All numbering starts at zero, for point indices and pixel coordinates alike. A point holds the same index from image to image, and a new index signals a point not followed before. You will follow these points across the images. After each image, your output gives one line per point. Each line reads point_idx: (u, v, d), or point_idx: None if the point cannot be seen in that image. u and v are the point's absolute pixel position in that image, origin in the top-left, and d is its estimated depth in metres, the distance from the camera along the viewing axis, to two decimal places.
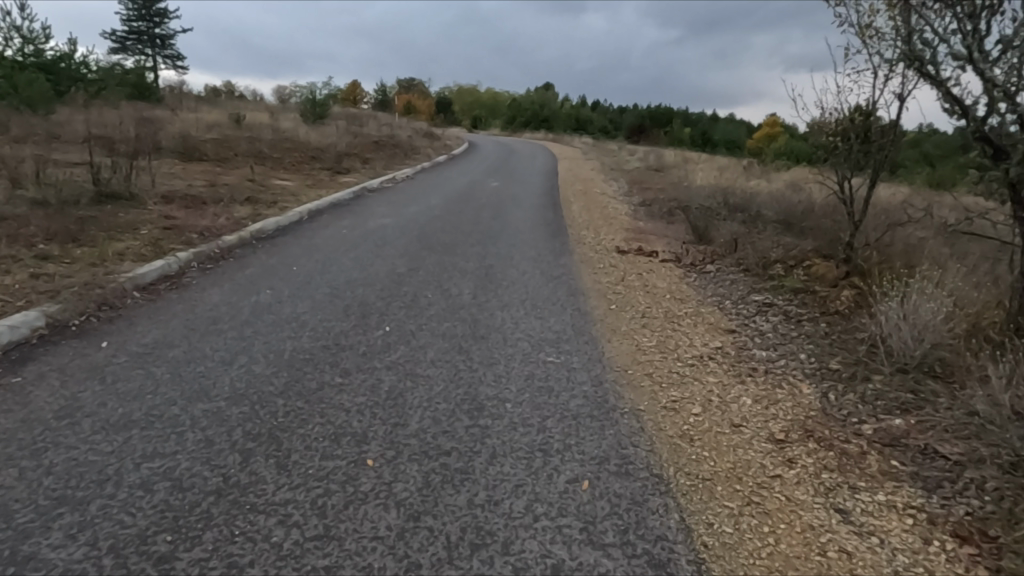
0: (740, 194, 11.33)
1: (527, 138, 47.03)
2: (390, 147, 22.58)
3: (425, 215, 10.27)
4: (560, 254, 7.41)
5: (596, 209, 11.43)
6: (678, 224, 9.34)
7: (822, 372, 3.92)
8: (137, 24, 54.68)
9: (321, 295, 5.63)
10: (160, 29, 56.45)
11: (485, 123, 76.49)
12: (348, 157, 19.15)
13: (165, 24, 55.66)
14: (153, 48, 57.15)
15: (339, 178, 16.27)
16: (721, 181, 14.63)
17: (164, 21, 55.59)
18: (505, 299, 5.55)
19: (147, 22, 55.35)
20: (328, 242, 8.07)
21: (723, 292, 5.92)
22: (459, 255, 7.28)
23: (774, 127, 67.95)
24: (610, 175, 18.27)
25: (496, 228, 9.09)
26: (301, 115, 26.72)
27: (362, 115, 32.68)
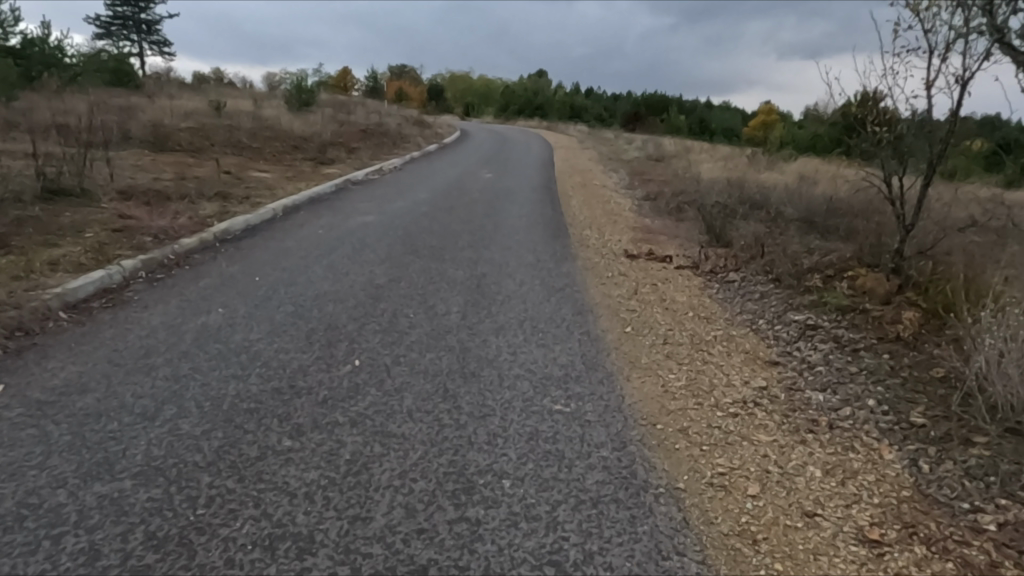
0: (754, 188, 10.45)
1: (522, 127, 46.00)
2: (379, 137, 21.61)
3: (411, 213, 9.38)
4: (561, 260, 6.56)
5: (597, 205, 10.55)
6: (690, 223, 8.48)
7: (904, 429, 3.09)
8: (122, 9, 53.24)
9: (282, 316, 4.76)
10: (146, 14, 54.99)
11: (478, 111, 75.25)
12: (334, 147, 18.17)
13: (150, 9, 54.21)
14: (138, 34, 55.64)
15: (323, 170, 15.33)
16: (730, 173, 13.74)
17: (149, 5, 54.13)
18: (500, 320, 4.68)
19: (132, 7, 53.89)
20: (301, 246, 7.18)
21: (753, 309, 5.08)
22: (447, 262, 6.40)
23: (770, 116, 67.06)
24: (609, 166, 17.38)
25: (490, 228, 8.20)
26: (286, 103, 25.63)
27: (352, 103, 31.58)
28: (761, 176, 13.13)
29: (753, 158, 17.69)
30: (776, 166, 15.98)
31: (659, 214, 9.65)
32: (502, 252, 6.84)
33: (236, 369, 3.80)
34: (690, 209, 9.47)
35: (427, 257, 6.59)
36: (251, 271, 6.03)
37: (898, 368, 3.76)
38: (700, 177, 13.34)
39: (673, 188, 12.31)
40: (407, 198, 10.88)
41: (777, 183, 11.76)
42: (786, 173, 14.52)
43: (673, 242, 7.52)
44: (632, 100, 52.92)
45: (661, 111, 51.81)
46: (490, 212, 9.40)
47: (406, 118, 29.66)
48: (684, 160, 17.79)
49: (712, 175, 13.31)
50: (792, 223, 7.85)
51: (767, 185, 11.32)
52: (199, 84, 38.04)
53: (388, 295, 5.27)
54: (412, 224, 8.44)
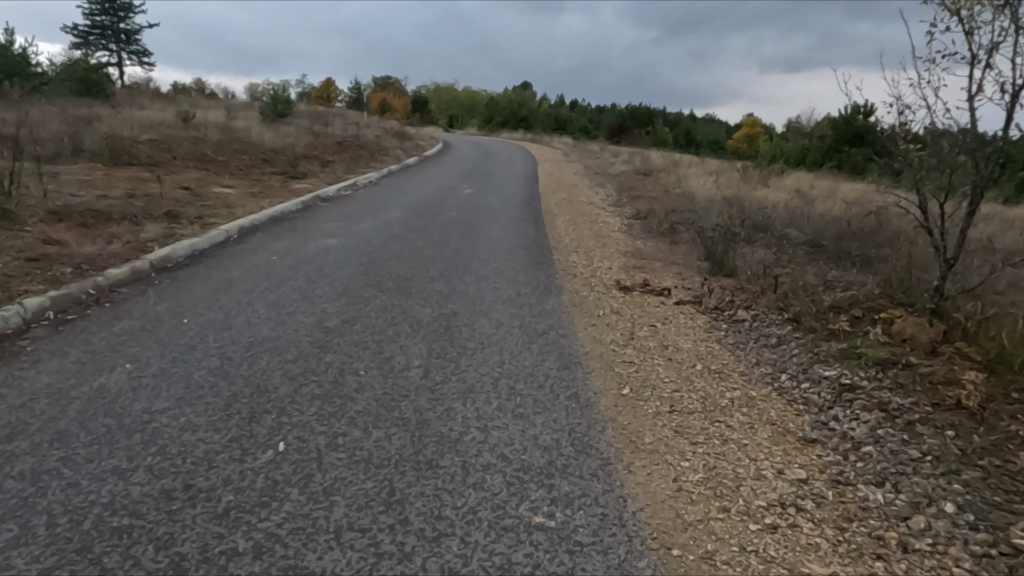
0: (752, 207, 9.72)
1: (506, 138, 45.42)
2: (357, 149, 20.78)
3: (380, 235, 8.52)
4: (545, 293, 5.75)
5: (583, 224, 9.75)
6: (686, 248, 7.71)
7: (1008, 563, 2.30)
8: (100, 19, 52.24)
9: (203, 373, 3.89)
10: (125, 24, 54.03)
11: (462, 123, 74.72)
12: (307, 160, 17.29)
13: (131, 20, 53.32)
14: (116, 44, 54.50)
15: (293, 184, 14.45)
16: (722, 190, 13.03)
17: (129, 16, 53.21)
18: (469, 378, 3.85)
19: (111, 17, 52.90)
20: (249, 276, 6.30)
21: (773, 359, 4.29)
22: (413, 297, 5.56)
23: (754, 128, 67.19)
24: (596, 180, 16.66)
25: (465, 253, 7.36)
26: (261, 114, 24.73)
27: (332, 114, 30.73)
28: (756, 192, 12.44)
29: (743, 173, 17.04)
30: (769, 182, 15.34)
31: (651, 236, 8.88)
32: (477, 284, 6.00)
33: (125, 455, 2.94)
34: (685, 231, 8.72)
35: (392, 291, 5.74)
36: (182, 310, 5.15)
37: (968, 452, 2.99)
38: (691, 194, 12.63)
39: (664, 206, 11.56)
40: (378, 217, 10.02)
41: (774, 201, 11.06)
42: (780, 189, 13.86)
43: (670, 271, 6.72)
44: (616, 112, 52.53)
45: (645, 123, 51.46)
46: (467, 234, 8.58)
47: (386, 130, 28.85)
48: (673, 175, 17.12)
49: (704, 192, 12.60)
50: (800, 249, 7.10)
51: (764, 204, 10.60)
52: (175, 94, 37.01)
53: (337, 343, 4.42)
54: (380, 250, 7.58)
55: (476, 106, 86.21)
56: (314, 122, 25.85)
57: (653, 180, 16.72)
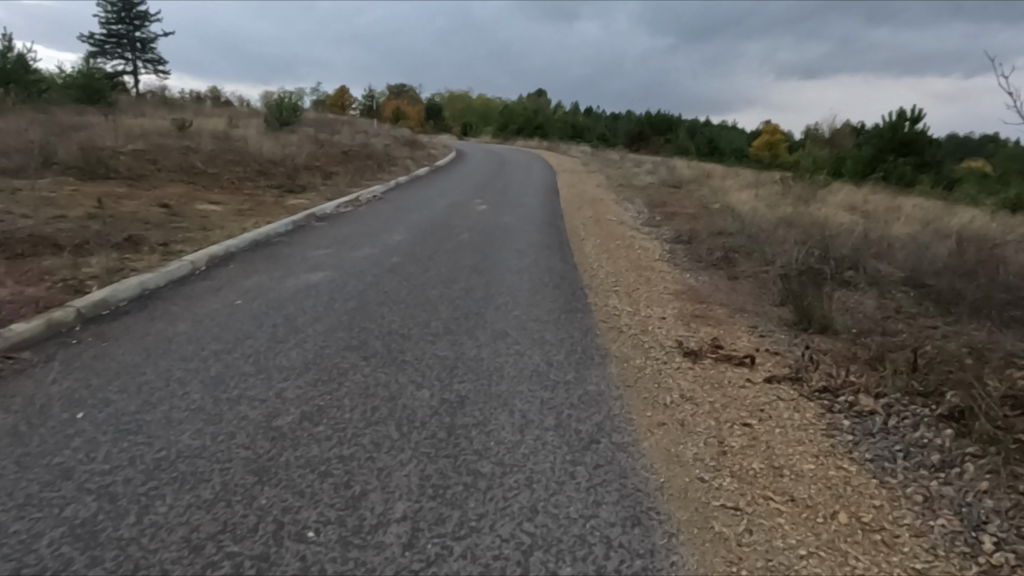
0: (818, 232, 8.14)
1: (521, 146, 44.05)
2: (363, 159, 19.47)
3: (375, 267, 7.07)
4: (585, 362, 4.27)
5: (617, 251, 8.25)
6: (753, 290, 6.18)
7: None
8: (116, 27, 51.66)
9: (57, 535, 2.44)
10: (140, 33, 53.45)
11: (475, 130, 73.51)
12: (307, 171, 15.96)
13: (146, 28, 52.76)
14: (131, 52, 53.78)
15: (289, 199, 13.09)
16: (769, 207, 11.47)
17: (145, 24, 52.68)
18: (481, 550, 2.38)
19: (127, 25, 52.36)
20: (201, 331, 4.86)
21: (953, 501, 2.77)
22: (406, 370, 4.10)
23: (776, 136, 65.40)
24: (621, 194, 15.19)
25: (476, 296, 5.88)
26: (264, 123, 23.50)
27: (341, 122, 29.50)
28: (810, 210, 10.88)
29: (782, 186, 15.47)
30: (816, 196, 13.75)
31: (702, 269, 7.35)
32: (492, 347, 4.53)
33: None
34: (744, 264, 7.18)
35: (380, 360, 4.27)
36: (87, 393, 3.72)
37: None
38: (734, 212, 11.07)
39: (705, 227, 10.02)
40: (377, 242, 8.58)
41: (836, 221, 9.50)
42: (833, 205, 12.27)
43: (742, 325, 5.20)
44: (634, 119, 51.06)
45: (664, 131, 49.97)
46: (483, 266, 7.12)
47: (396, 139, 27.54)
48: (706, 189, 15.59)
49: (749, 209, 11.05)
50: (902, 294, 5.59)
51: (828, 225, 9.02)
52: (184, 102, 36.10)
53: (284, 465, 2.95)
54: (372, 289, 6.13)
55: (490, 113, 85.06)
56: (320, 130, 24.60)
57: (683, 193, 15.21)
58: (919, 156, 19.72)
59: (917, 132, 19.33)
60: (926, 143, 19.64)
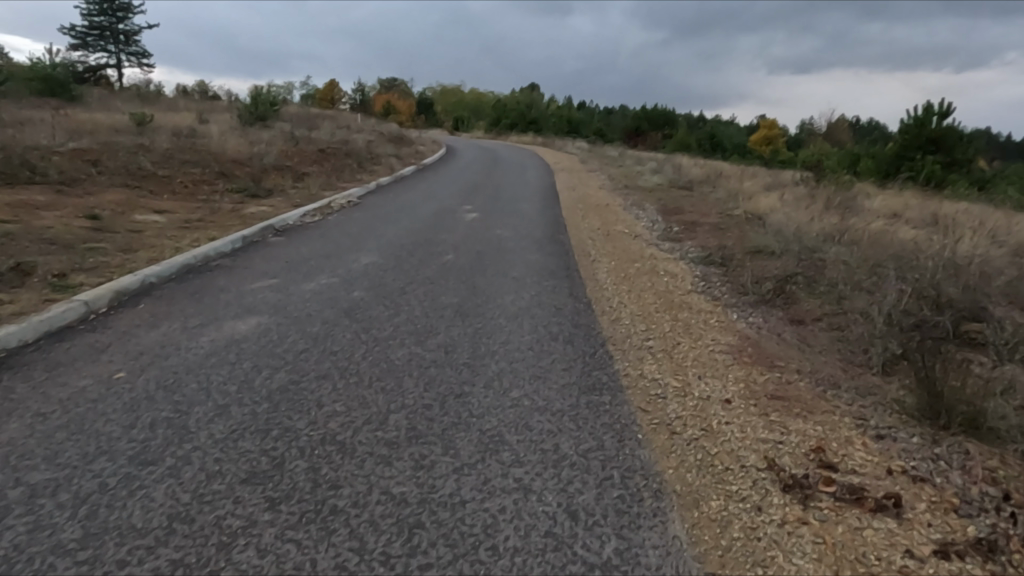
0: (890, 257, 6.51)
1: (513, 142, 42.37)
2: (342, 158, 17.80)
3: (328, 308, 5.40)
4: (629, 509, 2.65)
5: (639, 280, 6.59)
6: (836, 353, 4.55)
7: None
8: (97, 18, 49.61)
9: None
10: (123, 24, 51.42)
11: (467, 124, 71.75)
12: (277, 173, 14.27)
13: (128, 19, 50.74)
14: (114, 44, 51.73)
15: (249, 206, 11.41)
16: (806, 217, 9.85)
17: (128, 15, 50.68)
18: None
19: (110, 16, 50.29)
20: (36, 437, 3.19)
21: None
22: (333, 538, 2.46)
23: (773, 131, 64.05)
24: (628, 197, 13.60)
25: (459, 361, 4.23)
26: (238, 117, 22.43)
27: (323, 117, 27.71)
28: (857, 222, 9.27)
29: (807, 191, 13.86)
30: (850, 203, 12.15)
31: (753, 309, 5.71)
32: (478, 475, 2.88)
33: None
34: (808, 304, 5.54)
35: (297, 511, 2.62)
36: None
37: None
38: (766, 225, 9.45)
39: (737, 245, 8.38)
40: (341, 267, 6.91)
41: (894, 236, 7.92)
42: (877, 214, 10.63)
43: (845, 416, 3.57)
44: (631, 114, 49.43)
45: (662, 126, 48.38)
46: (470, 307, 5.46)
47: (381, 135, 25.75)
48: (722, 193, 13.99)
49: (784, 221, 9.41)
50: None
51: (893, 244, 7.39)
52: (162, 97, 34.23)
53: None
54: (317, 349, 4.46)
55: (483, 108, 83.11)
56: (298, 126, 22.82)
57: (697, 197, 13.58)
58: (948, 154, 18.15)
59: (946, 128, 17.77)
60: (956, 140, 18.07)
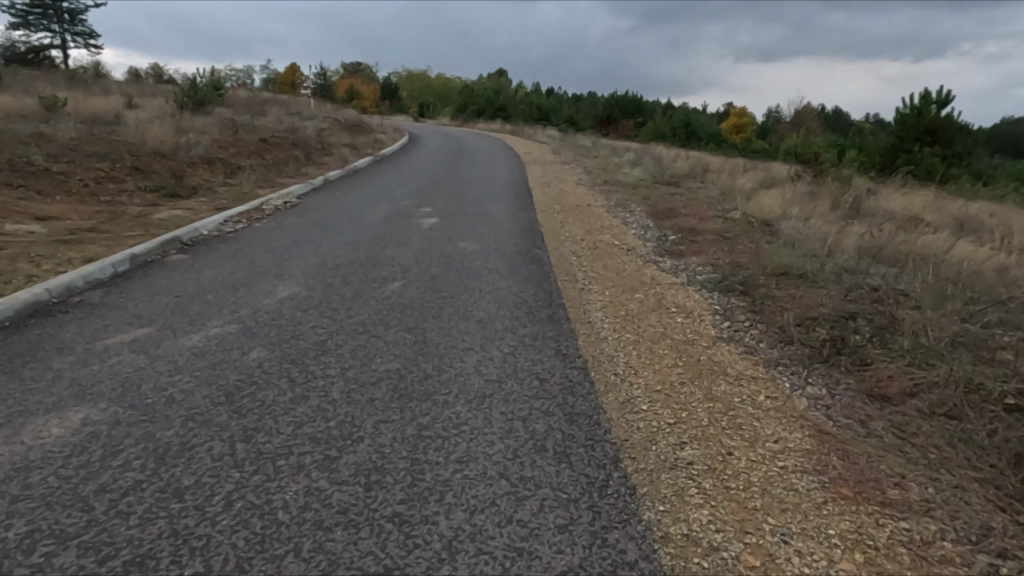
0: (967, 292, 5.02)
1: (482, 129, 40.63)
2: (288, 149, 15.86)
3: (204, 387, 3.66)
4: None
5: (645, 321, 4.97)
6: (968, 469, 3.00)
7: None
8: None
9: None
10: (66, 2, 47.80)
11: (433, 111, 69.58)
12: (206, 169, 12.32)
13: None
14: (58, 24, 48.11)
15: (162, 210, 9.49)
16: (824, 223, 8.38)
17: None
18: None
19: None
20: None
21: None
22: None
23: (744, 120, 63.50)
24: (609, 195, 12.00)
25: (385, 510, 2.57)
26: (175, 104, 20.31)
27: (275, 103, 25.54)
28: (885, 231, 7.84)
29: (808, 188, 12.45)
30: (861, 204, 10.75)
31: (808, 374, 4.14)
32: None
33: None
34: (888, 368, 4.00)
35: None
36: None
37: None
38: (781, 236, 7.95)
39: (754, 263, 6.84)
40: (247, 306, 5.14)
41: (945, 255, 6.48)
42: (900, 218, 9.21)
43: None
44: (603, 101, 48.00)
45: (634, 114, 47.11)
46: (416, 380, 3.78)
47: (337, 122, 23.74)
48: (713, 191, 12.50)
49: (801, 230, 7.91)
50: None
51: (955, 268, 5.90)
52: (102, 79, 31.44)
53: None
54: (156, 481, 2.74)
55: (451, 93, 80.78)
56: (243, 113, 20.70)
57: (686, 196, 12.06)
58: (946, 145, 17.02)
59: (945, 118, 16.62)
60: (954, 130, 16.96)
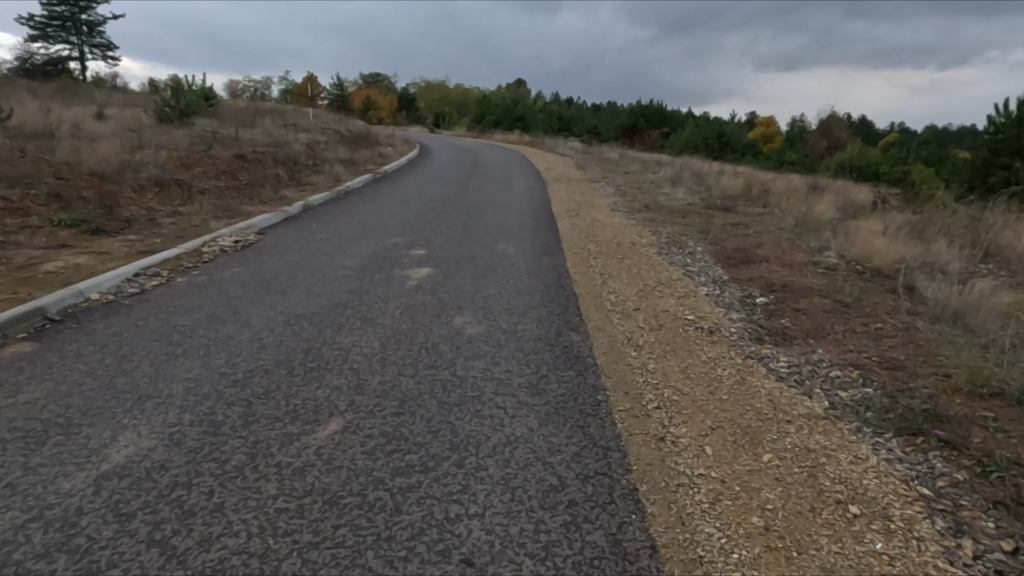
0: None
1: (499, 140, 38.58)
2: (271, 168, 13.56)
3: None
4: None
5: (814, 557, 2.42)
6: None
7: None
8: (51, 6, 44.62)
9: None
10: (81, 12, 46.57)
11: (449, 120, 67.77)
12: (155, 197, 9.99)
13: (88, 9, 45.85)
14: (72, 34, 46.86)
15: (66, 254, 7.10)
16: (989, 285, 5.78)
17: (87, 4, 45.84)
18: None
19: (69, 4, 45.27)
20: None
21: None
22: None
23: (771, 129, 61.07)
24: (655, 228, 9.49)
25: None
26: (154, 115, 18.11)
27: (274, 115, 23.41)
28: None
29: (910, 219, 9.78)
30: (995, 247, 8.12)
31: None
32: None
33: None
34: None
35: None
36: None
37: None
38: (934, 313, 5.36)
39: (926, 368, 4.25)
40: (24, 505, 2.64)
41: None
42: None
43: None
44: (627, 110, 45.75)
45: (659, 124, 44.88)
46: None
47: (340, 134, 21.55)
48: (788, 222, 9.89)
49: (966, 304, 5.32)
50: None
51: None
52: (102, 89, 29.79)
53: None
54: None
55: (469, 102, 78.88)
56: (229, 125, 18.42)
57: (756, 230, 9.44)
58: None
59: None
60: None
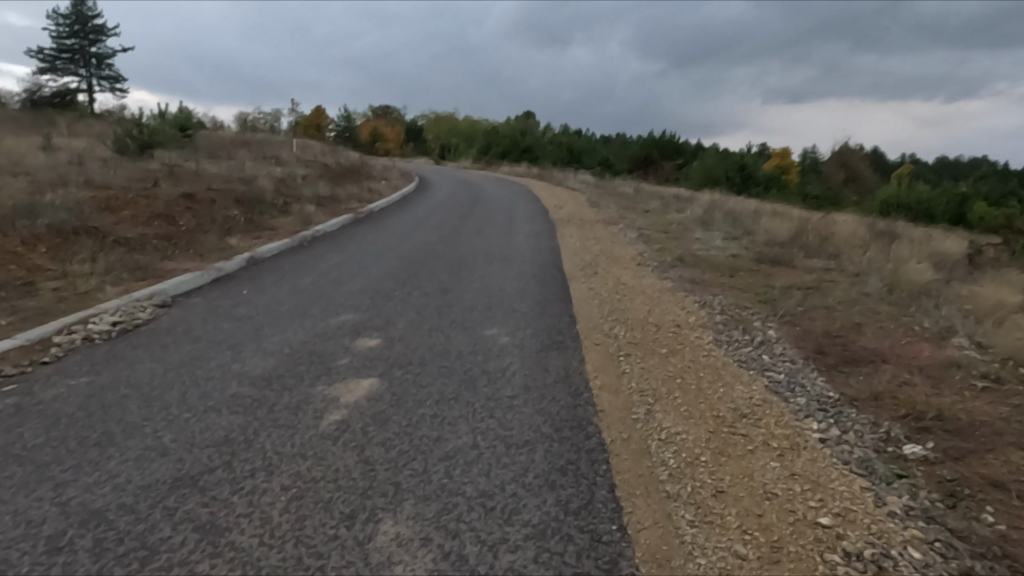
0: None
1: (504, 172, 36.54)
2: (225, 209, 11.30)
3: None
4: None
5: None
6: None
7: None
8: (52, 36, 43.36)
9: None
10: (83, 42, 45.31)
11: (456, 151, 66.17)
12: (47, 253, 7.69)
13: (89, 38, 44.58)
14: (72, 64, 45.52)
15: None
16: None
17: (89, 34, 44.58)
18: None
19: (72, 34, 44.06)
20: None
21: None
22: None
23: (786, 161, 59.16)
24: (700, 296, 7.11)
25: None
26: (112, 146, 15.95)
27: (258, 147, 21.33)
28: None
29: None
30: None
31: None
32: None
33: None
34: None
35: None
36: None
37: None
38: None
39: None
40: None
41: None
42: None
43: None
44: (639, 141, 43.84)
45: (673, 156, 42.96)
46: None
47: (326, 167, 19.42)
48: (875, 285, 7.50)
49: None
50: None
51: None
52: (83, 119, 27.90)
53: None
54: None
55: (475, 133, 77.52)
56: (197, 158, 16.24)
57: (838, 300, 7.03)
58: None
59: None
60: None
